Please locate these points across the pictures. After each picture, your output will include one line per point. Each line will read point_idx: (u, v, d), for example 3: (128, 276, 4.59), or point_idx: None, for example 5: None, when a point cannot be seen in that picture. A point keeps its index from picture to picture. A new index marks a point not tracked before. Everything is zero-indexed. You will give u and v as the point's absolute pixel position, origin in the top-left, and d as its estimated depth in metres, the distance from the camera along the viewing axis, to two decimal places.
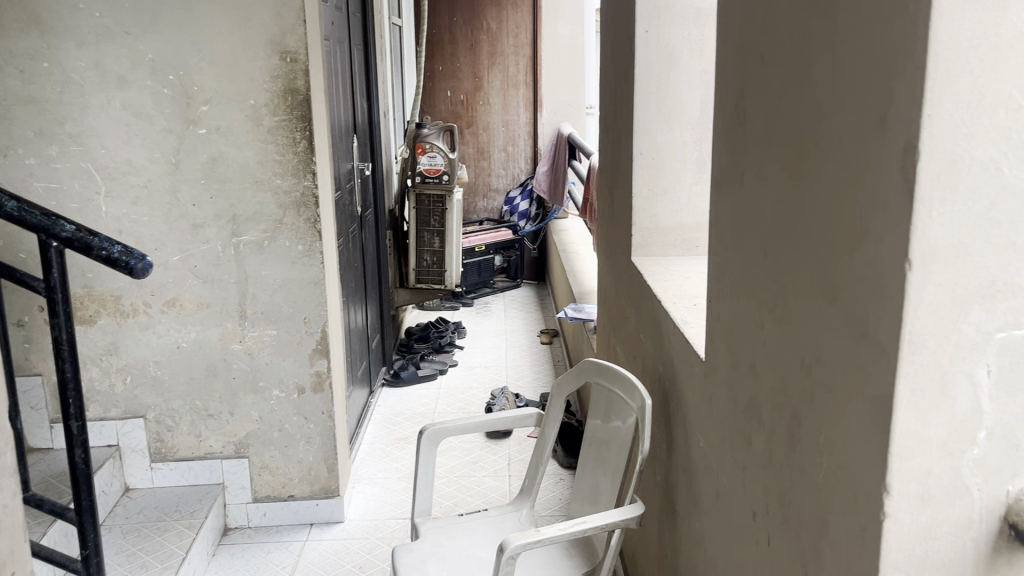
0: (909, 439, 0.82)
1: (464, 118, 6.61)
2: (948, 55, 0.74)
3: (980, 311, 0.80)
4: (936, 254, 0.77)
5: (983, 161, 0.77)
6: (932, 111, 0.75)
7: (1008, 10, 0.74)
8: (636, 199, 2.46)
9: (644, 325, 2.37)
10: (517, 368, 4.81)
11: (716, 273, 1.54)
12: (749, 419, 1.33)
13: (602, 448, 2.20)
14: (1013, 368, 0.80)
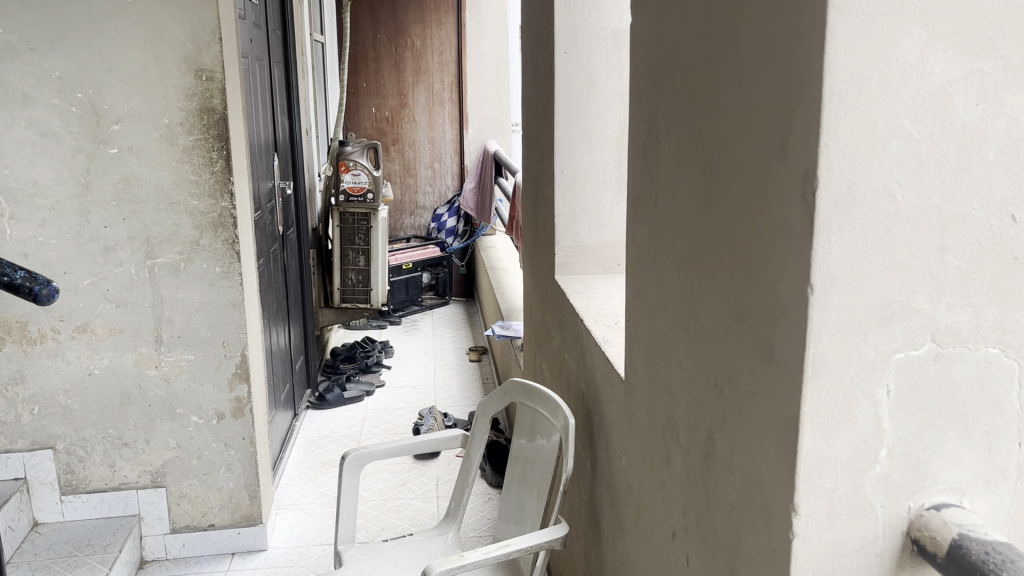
0: (815, 460, 0.83)
1: (389, 135, 6.57)
2: (841, 86, 0.76)
3: (879, 333, 0.82)
4: (835, 278, 0.80)
5: (878, 187, 0.79)
6: (828, 140, 0.77)
7: (900, 43, 0.76)
8: (558, 218, 2.48)
9: (568, 343, 2.37)
10: (446, 386, 4.78)
11: (634, 294, 1.56)
12: (666, 437, 1.35)
13: (526, 468, 2.19)
14: (910, 388, 0.83)
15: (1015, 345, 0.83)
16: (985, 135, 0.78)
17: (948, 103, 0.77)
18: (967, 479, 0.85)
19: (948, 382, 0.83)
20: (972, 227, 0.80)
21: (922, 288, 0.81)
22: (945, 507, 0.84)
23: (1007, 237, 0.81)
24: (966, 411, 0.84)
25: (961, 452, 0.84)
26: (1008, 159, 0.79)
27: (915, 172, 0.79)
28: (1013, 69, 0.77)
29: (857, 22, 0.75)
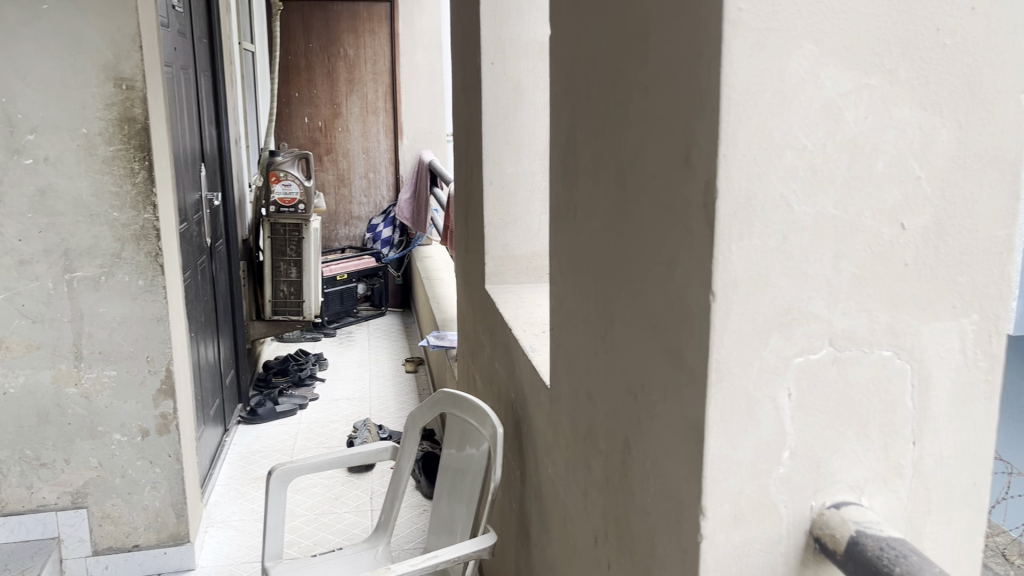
0: (720, 462, 0.85)
1: (322, 144, 6.51)
2: (738, 100, 0.78)
3: (779, 339, 0.84)
4: (736, 286, 0.82)
5: (774, 198, 0.81)
6: (727, 152, 0.79)
7: (793, 57, 0.79)
8: (488, 228, 2.50)
9: (498, 353, 2.38)
10: (381, 398, 4.74)
11: (557, 302, 1.57)
12: (588, 445, 1.36)
13: (456, 477, 2.19)
14: (809, 391, 0.86)
15: (909, 347, 0.87)
16: (874, 146, 0.82)
17: (839, 115, 0.80)
18: (865, 477, 0.88)
19: (845, 384, 0.86)
20: (865, 235, 0.83)
21: (820, 295, 0.84)
22: (844, 505, 0.87)
23: (898, 244, 0.84)
24: (863, 413, 0.87)
25: (858, 451, 0.88)
26: (897, 169, 0.83)
27: (811, 182, 0.81)
28: (900, 83, 0.81)
29: (752, 38, 0.77)
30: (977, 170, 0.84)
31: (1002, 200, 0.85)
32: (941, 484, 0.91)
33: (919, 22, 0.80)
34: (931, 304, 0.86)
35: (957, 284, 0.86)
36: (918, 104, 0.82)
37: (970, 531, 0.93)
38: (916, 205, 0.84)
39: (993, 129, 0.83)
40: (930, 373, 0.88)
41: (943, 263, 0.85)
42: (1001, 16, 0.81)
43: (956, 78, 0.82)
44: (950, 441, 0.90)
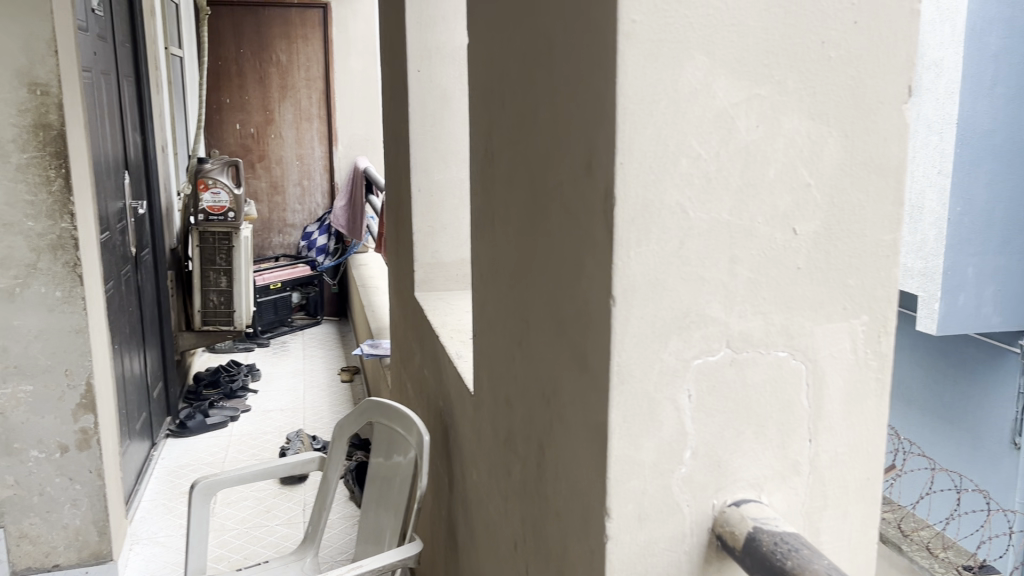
0: (624, 463, 0.87)
1: (255, 151, 6.40)
2: (634, 108, 0.80)
3: (678, 341, 0.86)
4: (635, 291, 0.84)
5: (671, 205, 0.83)
6: (624, 160, 0.81)
7: (686, 67, 0.81)
8: (417, 236, 2.49)
9: (427, 361, 2.37)
10: (315, 408, 4.68)
11: (478, 309, 1.57)
12: (507, 449, 1.37)
13: (384, 486, 2.17)
14: (708, 392, 0.88)
15: (803, 348, 0.90)
16: (765, 154, 0.85)
17: (731, 124, 0.83)
18: (765, 474, 0.91)
19: (743, 385, 0.89)
20: (760, 240, 0.86)
21: (717, 298, 0.87)
22: (743, 503, 0.90)
23: (790, 248, 0.87)
24: (761, 413, 0.90)
25: (757, 450, 0.91)
26: (788, 176, 0.86)
27: (704, 189, 0.84)
28: (788, 94, 0.84)
29: (646, 49, 0.79)
30: (863, 178, 0.88)
31: (887, 205, 0.89)
32: (837, 479, 0.94)
33: (805, 34, 0.83)
34: (823, 306, 0.90)
35: (847, 286, 0.90)
36: (806, 115, 0.85)
37: (864, 525, 0.97)
38: (807, 211, 0.87)
39: (878, 138, 0.87)
40: (824, 372, 0.91)
41: (833, 266, 0.89)
42: (882, 30, 0.85)
43: (841, 90, 0.85)
44: (844, 438, 0.94)
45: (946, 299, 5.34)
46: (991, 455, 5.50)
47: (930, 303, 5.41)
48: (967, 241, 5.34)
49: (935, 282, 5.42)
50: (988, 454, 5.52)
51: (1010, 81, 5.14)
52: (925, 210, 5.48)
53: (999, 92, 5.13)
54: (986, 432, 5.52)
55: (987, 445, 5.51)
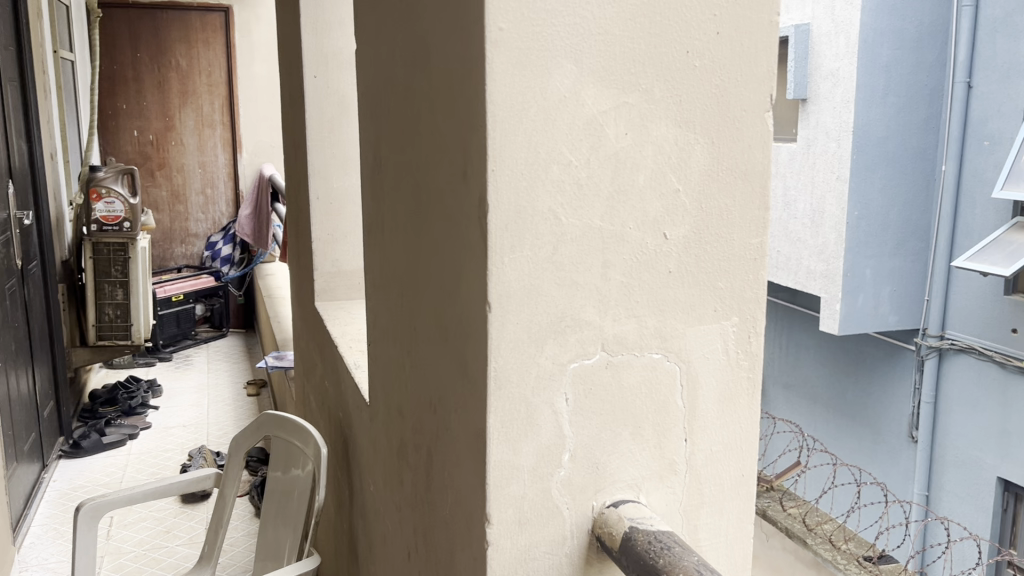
0: (502, 469, 0.87)
1: (154, 159, 6.17)
2: (503, 115, 0.80)
3: (554, 346, 0.87)
4: (511, 296, 0.84)
5: (543, 212, 0.84)
6: (496, 167, 0.81)
7: (555, 73, 0.81)
8: (316, 244, 2.45)
9: (328, 372, 2.34)
10: (219, 423, 4.55)
11: (370, 316, 1.55)
12: (399, 458, 1.36)
13: (282, 501, 2.12)
14: (584, 395, 0.90)
15: (676, 350, 0.93)
16: (634, 161, 0.87)
17: (601, 132, 0.84)
18: (643, 474, 0.93)
19: (617, 386, 0.91)
20: (631, 245, 0.88)
21: (590, 302, 0.88)
22: (622, 503, 0.91)
23: (661, 253, 0.90)
24: (637, 413, 0.92)
25: (635, 450, 0.93)
26: (656, 183, 0.88)
27: (576, 196, 0.85)
28: (655, 102, 0.86)
29: (514, 56, 0.79)
30: (729, 184, 0.90)
31: (753, 209, 0.92)
32: (713, 477, 0.97)
33: (670, 44, 0.85)
34: (694, 308, 0.93)
35: (717, 288, 0.93)
36: (673, 123, 0.87)
37: (741, 521, 1.00)
38: (677, 216, 0.89)
39: (743, 145, 0.90)
40: (697, 373, 0.94)
41: (703, 269, 0.92)
42: (744, 41, 0.88)
43: (705, 97, 0.88)
44: (718, 436, 0.97)
45: (848, 300, 5.98)
46: (892, 448, 6.26)
47: (833, 304, 6.04)
48: (863, 243, 5.95)
49: (836, 283, 6.02)
50: (888, 447, 6.29)
51: (900, 91, 5.73)
52: (826, 213, 6.05)
53: (890, 101, 5.73)
54: (888, 427, 6.26)
55: (888, 438, 6.27)
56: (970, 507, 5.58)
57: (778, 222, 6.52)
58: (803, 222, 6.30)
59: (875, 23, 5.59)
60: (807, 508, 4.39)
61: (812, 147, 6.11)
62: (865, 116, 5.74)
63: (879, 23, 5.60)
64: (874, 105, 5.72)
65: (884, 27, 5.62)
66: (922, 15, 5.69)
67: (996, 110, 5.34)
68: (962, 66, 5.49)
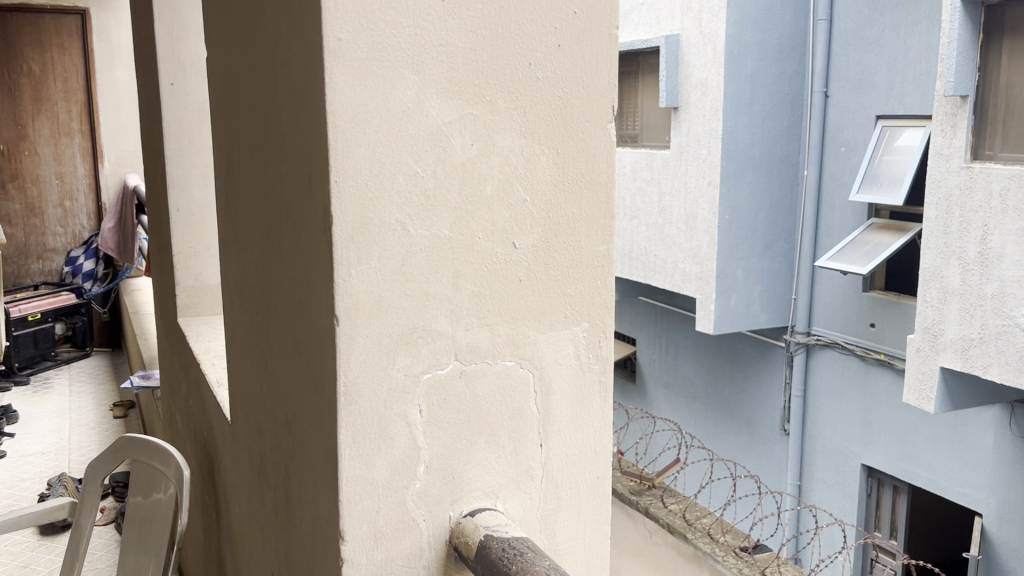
0: (356, 484, 0.85)
1: (6, 170, 5.79)
2: (345, 127, 0.79)
3: (407, 358, 0.86)
4: (360, 309, 0.83)
5: (391, 224, 0.83)
6: (339, 178, 0.79)
7: (398, 83, 0.81)
8: (178, 257, 2.35)
9: (192, 391, 2.24)
10: (82, 447, 4.28)
11: (229, 334, 1.49)
12: (261, 478, 1.31)
13: (143, 528, 2.02)
14: (438, 406, 0.89)
15: (528, 357, 0.94)
16: (481, 172, 0.87)
17: (446, 143, 0.85)
18: (499, 482, 0.94)
19: (471, 395, 0.91)
20: (481, 255, 0.89)
21: (442, 312, 0.88)
22: (479, 513, 0.92)
23: (511, 262, 0.91)
24: (492, 421, 0.93)
25: (491, 458, 0.93)
26: (503, 193, 0.89)
27: (424, 207, 0.84)
28: (500, 113, 0.87)
29: (355, 67, 0.79)
30: (575, 194, 0.93)
31: (599, 218, 0.94)
32: (569, 481, 0.99)
33: (512, 56, 0.87)
34: (545, 316, 0.94)
35: (567, 295, 0.95)
36: (517, 134, 0.89)
37: (597, 522, 1.03)
38: (525, 225, 0.91)
39: (587, 156, 0.93)
40: (550, 378, 0.96)
41: (553, 277, 0.94)
42: (585, 52, 0.90)
43: (549, 109, 0.90)
44: (573, 440, 0.99)
45: (721, 300, 6.21)
46: (766, 441, 6.57)
47: (708, 305, 6.25)
48: (734, 245, 6.19)
49: (710, 284, 6.23)
50: (762, 440, 6.60)
51: (764, 99, 6.01)
52: (699, 218, 6.24)
53: (755, 109, 6.01)
54: (762, 421, 6.57)
55: (763, 432, 6.57)
56: (839, 494, 5.94)
57: (654, 227, 6.66)
58: (676, 226, 6.46)
59: (738, 34, 5.86)
60: (686, 501, 4.18)
61: (684, 153, 6.27)
62: (733, 123, 5.98)
63: (741, 34, 5.87)
64: (741, 113, 5.98)
65: (747, 39, 5.90)
66: (783, 27, 5.98)
67: (851, 117, 5.69)
68: (819, 76, 5.83)
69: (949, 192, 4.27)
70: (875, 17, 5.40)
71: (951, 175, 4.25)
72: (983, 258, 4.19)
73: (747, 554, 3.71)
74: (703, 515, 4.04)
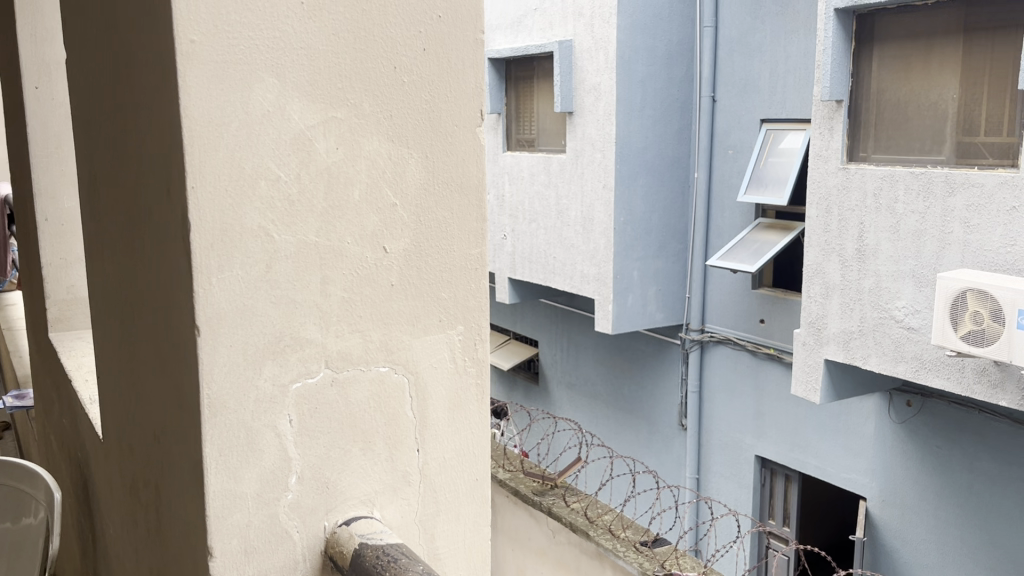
0: (223, 499, 0.83)
1: None
2: (201, 131, 0.77)
3: (273, 367, 0.84)
4: (222, 318, 0.80)
5: (251, 230, 0.81)
6: (196, 184, 0.77)
7: (255, 83, 0.79)
8: (48, 269, 2.23)
9: (65, 411, 2.13)
10: None
11: (97, 349, 1.41)
12: (133, 499, 1.25)
13: (12, 556, 1.90)
14: (310, 414, 0.88)
15: (403, 361, 0.94)
16: (347, 176, 0.86)
17: (310, 147, 0.83)
18: (375, 490, 0.94)
19: (344, 403, 0.90)
20: (349, 260, 0.88)
21: (311, 320, 0.86)
22: (355, 521, 0.91)
23: (382, 267, 0.90)
24: (367, 429, 0.92)
25: (367, 466, 0.92)
26: (372, 197, 0.88)
27: (287, 213, 0.83)
28: (365, 117, 0.86)
29: (208, 69, 0.76)
30: (446, 197, 0.93)
31: (470, 222, 0.95)
32: (445, 485, 1.00)
33: (377, 59, 0.86)
34: (419, 320, 0.94)
35: (441, 299, 0.95)
36: (384, 137, 0.88)
37: (477, 524, 1.04)
38: (396, 229, 0.90)
39: (456, 159, 0.93)
40: (426, 383, 0.96)
41: (426, 281, 0.93)
42: (451, 56, 0.91)
43: (415, 113, 0.89)
44: (450, 443, 0.99)
45: (619, 300, 6.30)
46: (665, 436, 6.73)
47: (607, 305, 6.32)
48: (630, 246, 6.26)
49: (607, 285, 6.30)
50: (661, 436, 6.76)
51: (655, 104, 6.13)
52: (595, 220, 6.30)
53: (646, 114, 6.12)
54: (661, 417, 6.73)
55: (662, 428, 6.74)
56: (734, 485, 6.17)
57: (552, 230, 6.69)
58: (574, 229, 6.51)
59: (630, 40, 5.97)
60: (587, 499, 4.20)
61: (580, 157, 6.34)
62: (626, 128, 6.08)
63: (633, 41, 5.98)
64: (633, 117, 6.07)
65: (638, 45, 6.00)
66: (672, 34, 6.11)
67: (737, 121, 5.92)
68: (707, 81, 6.04)
69: (828, 192, 4.47)
70: (758, 25, 5.63)
71: (829, 176, 4.45)
72: (861, 253, 4.38)
73: (646, 549, 3.80)
74: (604, 513, 4.09)
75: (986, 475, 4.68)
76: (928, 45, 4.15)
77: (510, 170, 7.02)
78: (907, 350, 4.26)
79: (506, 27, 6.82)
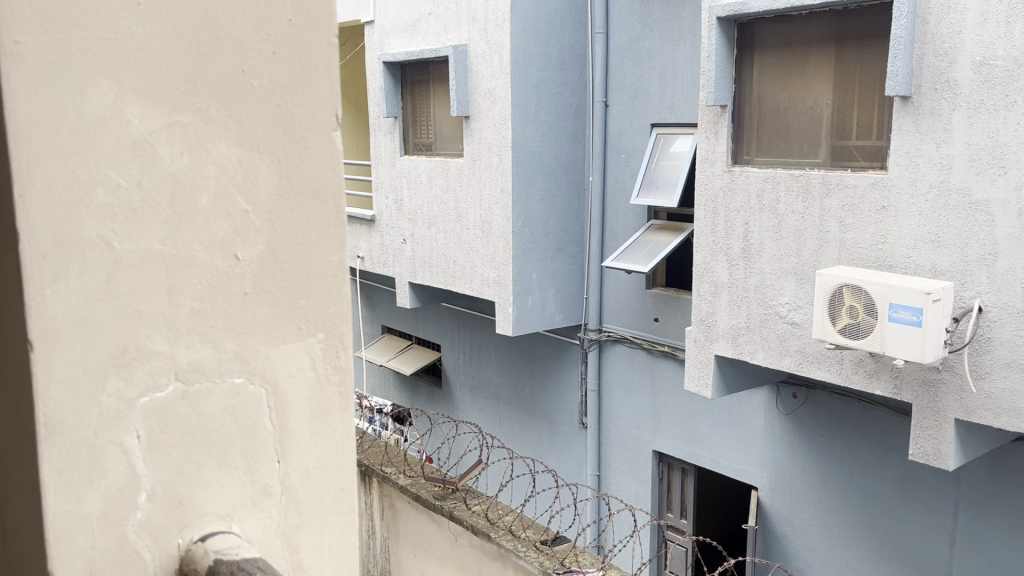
0: (64, 521, 0.79)
1: None
2: (27, 137, 0.73)
3: (117, 382, 0.81)
4: (57, 331, 0.76)
5: (90, 239, 0.77)
6: (24, 193, 0.73)
7: (90, 86, 0.76)
8: None
9: None
10: None
11: None
12: None
13: None
14: (159, 428, 0.85)
15: (260, 371, 0.92)
16: (194, 183, 0.84)
17: (152, 152, 0.81)
18: (232, 504, 0.91)
19: (195, 415, 0.87)
20: (197, 268, 0.85)
21: (157, 331, 0.83)
22: (211, 536, 0.88)
23: (234, 274, 0.88)
24: (222, 440, 0.90)
25: (222, 479, 0.90)
26: (222, 203, 0.86)
27: (129, 222, 0.80)
28: (212, 121, 0.84)
29: (35, 70, 0.73)
30: (301, 203, 0.92)
31: (328, 228, 0.94)
32: (309, 495, 0.98)
33: (223, 63, 0.84)
34: (275, 328, 0.92)
35: (299, 307, 0.94)
36: (234, 142, 0.86)
37: (343, 534, 1.03)
38: (248, 237, 0.88)
39: (311, 163, 0.92)
40: (285, 393, 0.94)
41: (282, 289, 0.92)
42: (302, 60, 0.90)
43: (265, 117, 0.88)
44: (313, 454, 0.98)
45: (519, 302, 6.31)
46: (566, 435, 6.82)
47: (507, 307, 6.33)
48: (529, 248, 6.28)
49: (507, 288, 6.28)
50: (563, 435, 6.84)
51: (550, 109, 6.18)
52: (493, 224, 6.29)
53: (541, 118, 6.14)
54: (562, 417, 6.82)
55: (563, 428, 6.82)
56: (633, 480, 6.30)
57: (450, 233, 6.67)
58: (472, 233, 6.50)
59: (523, 46, 5.99)
60: (488, 501, 4.20)
61: (477, 161, 6.34)
62: (521, 131, 6.09)
63: (526, 46, 6.00)
64: (529, 121, 6.10)
65: (532, 51, 6.04)
66: (564, 39, 6.17)
67: (629, 125, 6.07)
68: (599, 86, 6.17)
69: (714, 194, 4.62)
70: (647, 32, 5.81)
71: (715, 178, 4.61)
72: (745, 252, 4.55)
73: (547, 548, 3.83)
74: (505, 513, 4.09)
75: (865, 461, 4.93)
76: (804, 53, 4.31)
77: (408, 174, 6.98)
78: (790, 344, 4.44)
79: (399, 31, 6.78)
